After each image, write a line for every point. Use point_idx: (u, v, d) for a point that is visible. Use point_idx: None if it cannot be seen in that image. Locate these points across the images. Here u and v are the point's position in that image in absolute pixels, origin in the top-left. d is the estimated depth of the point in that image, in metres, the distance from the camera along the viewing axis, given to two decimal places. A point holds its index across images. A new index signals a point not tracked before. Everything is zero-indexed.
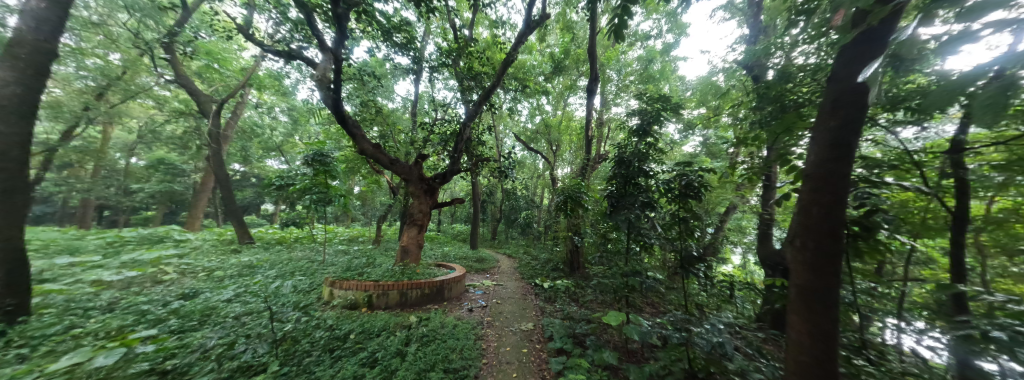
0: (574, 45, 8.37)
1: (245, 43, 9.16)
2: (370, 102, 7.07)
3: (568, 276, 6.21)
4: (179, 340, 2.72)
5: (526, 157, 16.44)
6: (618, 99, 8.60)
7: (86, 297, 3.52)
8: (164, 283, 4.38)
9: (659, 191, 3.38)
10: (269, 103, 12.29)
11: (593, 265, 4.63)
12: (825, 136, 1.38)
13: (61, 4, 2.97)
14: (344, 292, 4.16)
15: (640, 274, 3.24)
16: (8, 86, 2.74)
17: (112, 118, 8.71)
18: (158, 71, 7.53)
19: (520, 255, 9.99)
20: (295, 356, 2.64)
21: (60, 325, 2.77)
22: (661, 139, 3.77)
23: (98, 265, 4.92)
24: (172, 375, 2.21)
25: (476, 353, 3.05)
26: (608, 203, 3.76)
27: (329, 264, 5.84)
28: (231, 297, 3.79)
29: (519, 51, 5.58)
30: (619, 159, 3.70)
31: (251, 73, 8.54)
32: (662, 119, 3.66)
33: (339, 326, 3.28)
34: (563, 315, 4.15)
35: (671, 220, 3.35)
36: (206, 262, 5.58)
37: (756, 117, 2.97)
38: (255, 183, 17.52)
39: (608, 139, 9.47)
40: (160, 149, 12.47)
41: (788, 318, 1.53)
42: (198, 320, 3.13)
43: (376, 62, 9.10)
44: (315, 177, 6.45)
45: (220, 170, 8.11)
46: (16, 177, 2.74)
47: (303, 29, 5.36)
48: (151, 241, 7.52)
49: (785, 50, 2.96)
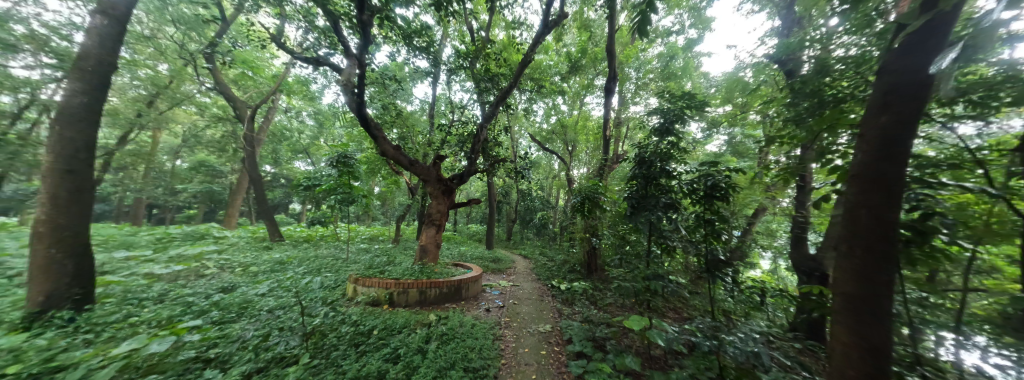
0: (590, 44, 8.28)
1: (276, 51, 9.71)
2: (391, 105, 7.31)
3: (585, 278, 6.13)
4: (221, 330, 2.91)
5: (541, 158, 16.37)
6: (636, 99, 8.39)
7: (140, 288, 3.85)
8: (206, 277, 4.71)
9: (682, 192, 3.25)
10: (297, 108, 12.97)
11: (612, 268, 4.54)
12: (875, 134, 1.29)
13: (120, 20, 3.28)
14: (366, 289, 4.30)
15: (663, 277, 3.14)
16: (77, 96, 3.04)
17: (161, 124, 9.50)
18: (201, 80, 8.11)
19: (536, 256, 9.95)
20: (324, 349, 2.76)
21: (120, 314, 3.04)
22: (684, 138, 3.62)
23: (149, 259, 5.36)
24: (215, 363, 2.38)
25: (495, 354, 3.07)
26: (628, 204, 3.69)
27: (352, 261, 6.07)
28: (265, 291, 4.02)
29: (537, 51, 5.55)
30: (640, 159, 3.62)
31: (282, 79, 9.03)
32: (684, 118, 3.52)
33: (363, 322, 3.39)
34: (581, 317, 4.10)
35: (695, 222, 3.20)
36: (241, 258, 5.96)
37: (786, 114, 2.82)
38: (284, 184, 18.54)
39: (626, 139, 9.24)
40: (201, 152, 13.45)
41: (831, 329, 1.43)
42: (236, 313, 3.35)
43: (395, 66, 9.39)
44: (340, 177, 6.72)
45: (253, 171, 8.63)
46: (83, 178, 3.04)
47: (330, 37, 5.64)
48: (195, 237, 8.16)
49: (823, 42, 2.74)
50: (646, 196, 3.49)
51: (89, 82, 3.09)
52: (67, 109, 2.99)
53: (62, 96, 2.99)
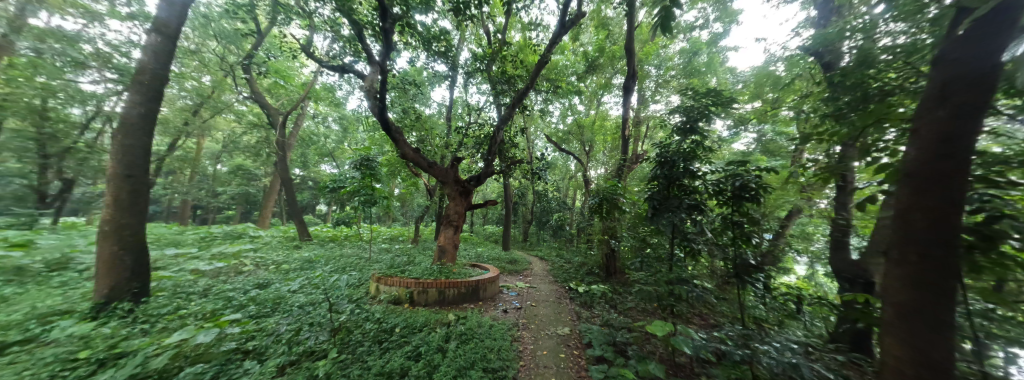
0: (608, 43, 8.13)
1: (304, 60, 10.27)
2: (411, 109, 7.53)
3: (604, 281, 6.01)
4: (258, 324, 3.10)
5: (558, 159, 16.26)
6: (657, 97, 8.15)
7: (188, 283, 4.19)
8: (243, 274, 5.04)
9: (707, 193, 3.11)
10: (324, 113, 13.63)
11: (632, 271, 4.42)
12: (931, 130, 1.19)
13: (171, 37, 3.58)
14: (388, 288, 4.44)
15: (688, 283, 3.01)
16: (137, 108, 3.36)
17: (204, 132, 10.31)
18: (238, 90, 8.67)
19: (553, 257, 9.87)
20: (350, 345, 2.87)
21: (171, 307, 3.30)
22: (709, 137, 3.47)
23: (194, 256, 5.82)
24: (253, 355, 2.55)
25: (513, 355, 3.08)
26: (648, 205, 3.58)
27: (374, 261, 6.29)
28: (297, 288, 4.25)
29: (554, 52, 5.53)
30: (661, 159, 3.50)
31: (310, 87, 9.54)
32: (710, 115, 3.36)
33: (386, 319, 3.50)
34: (601, 321, 4.02)
35: (722, 224, 3.05)
36: (275, 256, 6.34)
37: (822, 110, 2.64)
38: (312, 186, 19.54)
39: (646, 138, 8.99)
40: (238, 157, 14.43)
41: (884, 341, 1.31)
42: (271, 308, 3.56)
43: (415, 71, 9.67)
44: (362, 180, 6.99)
45: (284, 174, 9.14)
46: (141, 182, 3.36)
47: (354, 45, 5.91)
48: (233, 236, 8.77)
49: (865, 31, 2.52)
50: (669, 198, 3.38)
51: (146, 94, 3.41)
52: (128, 120, 3.31)
53: (124, 108, 3.32)
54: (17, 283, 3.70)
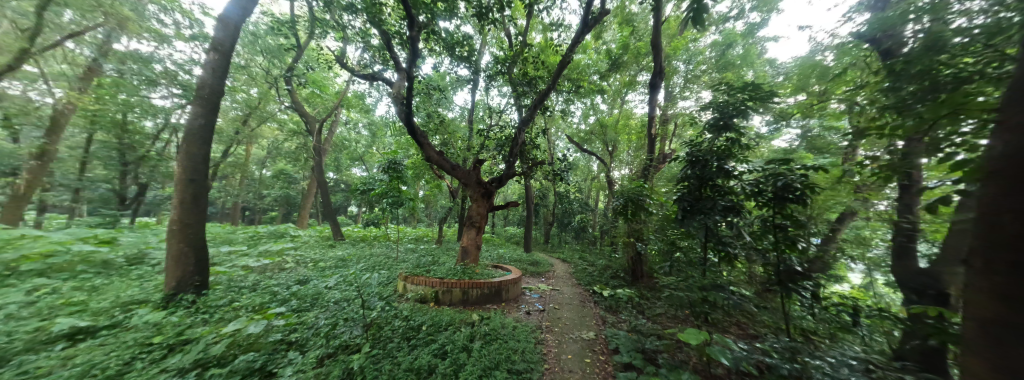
0: (633, 39, 7.89)
1: (338, 70, 10.94)
2: (435, 113, 7.76)
3: (630, 285, 5.83)
4: (300, 317, 3.33)
5: (580, 159, 16.01)
6: (685, 93, 7.76)
7: (239, 278, 4.59)
8: (286, 270, 5.45)
9: (744, 194, 2.91)
10: (355, 120, 14.41)
11: (660, 275, 4.25)
12: (1019, 121, 1.03)
13: (226, 54, 3.95)
14: (415, 286, 4.61)
15: (725, 289, 2.83)
16: (199, 119, 3.74)
17: (251, 140, 11.30)
18: (281, 100, 9.42)
19: (575, 260, 9.73)
20: (381, 340, 2.99)
21: (226, 299, 3.63)
22: (746, 134, 3.24)
23: (244, 253, 6.39)
24: (295, 346, 2.74)
25: (538, 358, 3.06)
26: (679, 207, 3.42)
27: (401, 260, 6.53)
28: (333, 284, 4.53)
29: (576, 52, 5.47)
30: (691, 158, 3.34)
31: (343, 96, 10.16)
32: (748, 110, 3.12)
33: (413, 317, 3.62)
34: (628, 327, 3.89)
35: (763, 227, 2.83)
36: (312, 254, 6.80)
37: (882, 101, 2.37)
38: (344, 189, 20.71)
39: (674, 137, 8.60)
40: (280, 162, 15.63)
41: (967, 365, 1.12)
42: (310, 302, 3.81)
43: (438, 76, 9.97)
44: (390, 182, 7.32)
45: (319, 177, 9.78)
46: (202, 186, 3.72)
47: (383, 54, 6.21)
48: (276, 235, 9.53)
49: (935, 12, 2.24)
50: (701, 199, 3.21)
51: (206, 107, 3.80)
52: (191, 130, 3.70)
53: (189, 120, 3.71)
54: (105, 275, 4.26)
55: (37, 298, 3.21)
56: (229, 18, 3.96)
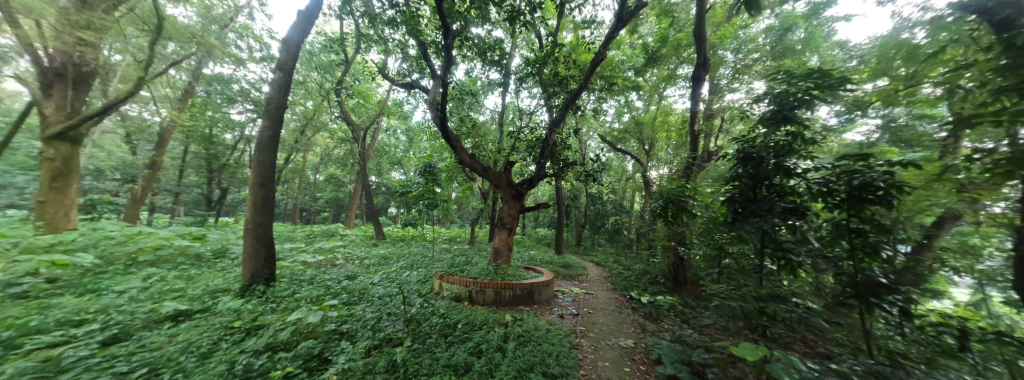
0: (672, 31, 7.40)
1: (379, 81, 11.75)
2: (467, 117, 8.00)
3: (672, 293, 5.48)
4: (350, 310, 3.62)
5: (614, 159, 15.44)
6: (734, 85, 7.09)
7: (299, 272, 5.12)
8: (336, 266, 5.97)
9: (810, 193, 2.57)
10: (394, 126, 15.34)
11: (706, 282, 3.93)
12: None
13: (288, 72, 4.43)
14: (450, 285, 4.76)
15: (788, 300, 2.52)
16: (268, 131, 4.24)
17: (307, 148, 12.57)
18: (331, 111, 10.36)
19: (609, 263, 9.39)
20: (421, 335, 3.13)
21: (289, 290, 4.06)
22: (812, 127, 2.87)
23: (302, 249, 7.11)
24: (347, 335, 2.97)
25: (573, 363, 2.98)
26: (729, 209, 3.14)
27: (437, 259, 6.82)
28: (377, 280, 4.86)
29: (610, 48, 5.29)
30: (742, 156, 3.05)
31: (384, 104, 10.90)
32: (813, 101, 2.74)
33: (449, 315, 3.74)
34: (672, 337, 3.63)
35: (835, 232, 2.47)
36: (358, 252, 7.37)
37: (998, 82, 1.94)
38: (385, 191, 22.18)
39: (720, 132, 7.93)
40: (331, 167, 17.19)
41: None
42: (358, 297, 4.11)
43: (470, 81, 10.26)
44: (426, 185, 7.69)
45: (363, 181, 10.58)
46: (269, 190, 4.19)
47: (419, 63, 6.54)
48: (329, 234, 10.51)
49: None
50: (756, 200, 2.93)
51: (273, 119, 4.29)
52: (262, 140, 4.20)
53: (260, 132, 4.23)
54: (197, 266, 5.02)
55: (150, 284, 3.88)
56: (290, 40, 4.45)
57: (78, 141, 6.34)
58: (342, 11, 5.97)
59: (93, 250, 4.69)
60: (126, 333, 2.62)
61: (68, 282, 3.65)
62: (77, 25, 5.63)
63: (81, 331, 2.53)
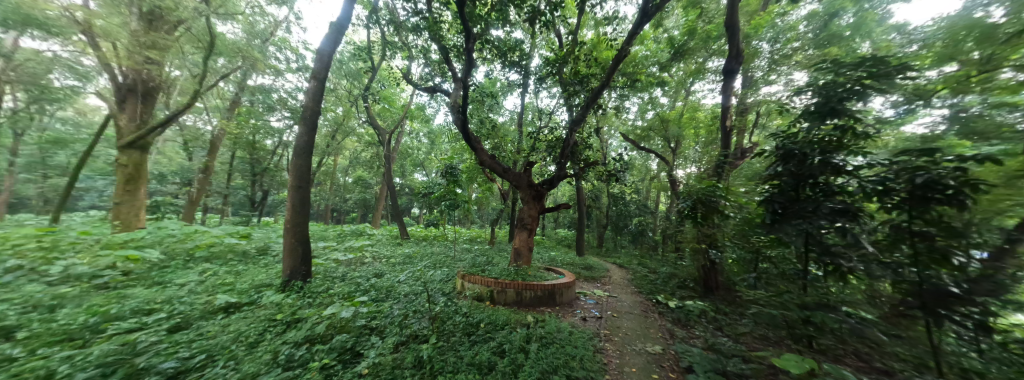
0: (700, 22, 7.06)
1: (403, 86, 12.17)
2: (486, 119, 8.09)
3: (703, 297, 5.21)
4: (378, 306, 3.76)
5: (637, 158, 14.97)
6: (770, 77, 6.61)
7: (332, 269, 5.42)
8: (365, 264, 6.25)
9: (863, 193, 2.33)
10: (417, 130, 15.84)
11: (742, 288, 3.69)
12: None
13: (321, 80, 4.69)
14: (471, 285, 4.82)
15: (837, 310, 2.31)
16: (304, 136, 4.51)
17: (337, 151, 13.28)
18: (359, 116, 10.86)
19: (634, 265, 9.11)
20: (445, 333, 3.18)
21: (324, 286, 4.31)
22: (865, 120, 2.60)
23: (334, 248, 7.53)
24: (376, 331, 3.09)
25: (598, 367, 2.92)
26: (767, 210, 2.92)
27: (459, 259, 6.95)
28: (403, 279, 5.03)
29: (633, 43, 5.13)
30: (782, 153, 2.85)
31: (407, 108, 11.28)
32: (867, 91, 2.48)
33: (472, 314, 3.78)
34: (704, 345, 3.44)
35: (894, 235, 2.22)
36: (385, 251, 7.67)
37: None
38: (409, 192, 22.97)
39: (755, 128, 7.43)
40: (359, 170, 18.05)
41: None
42: (385, 294, 4.27)
43: (490, 83, 10.38)
44: (448, 186, 7.87)
45: (388, 182, 11.01)
46: (304, 191, 4.44)
47: (441, 67, 6.71)
48: (357, 233, 11.05)
49: None
50: (799, 200, 2.71)
51: (308, 125, 4.56)
52: (299, 145, 4.48)
53: (297, 137, 4.52)
54: (244, 262, 5.47)
55: (205, 278, 4.28)
56: (323, 51, 4.72)
57: (146, 149, 7.07)
58: (370, 20, 6.26)
59: (158, 246, 5.26)
60: (187, 322, 2.90)
61: (139, 274, 4.11)
62: (146, 45, 6.31)
63: (151, 319, 2.84)
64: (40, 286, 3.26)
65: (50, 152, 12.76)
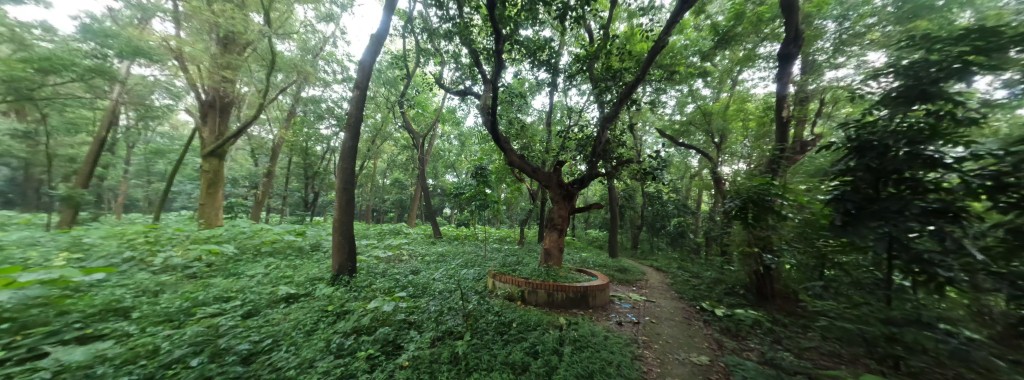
0: (749, 5, 6.39)
1: (435, 91, 12.64)
2: (515, 119, 8.14)
3: (755, 307, 4.73)
4: (416, 302, 3.94)
5: (675, 155, 14.06)
6: (836, 60, 5.84)
7: (374, 265, 5.78)
8: (403, 261, 6.60)
9: (969, 191, 1.95)
10: (448, 132, 16.35)
11: (806, 298, 3.28)
12: None
13: (363, 89, 5.03)
14: (502, 284, 4.85)
15: (935, 328, 1.96)
16: (348, 141, 4.86)
17: (376, 155, 14.17)
18: (396, 121, 11.49)
19: (673, 269, 8.57)
20: (479, 331, 3.24)
21: (367, 281, 4.61)
22: (968, 104, 2.17)
23: (374, 245, 8.06)
24: (415, 325, 3.24)
25: (636, 374, 2.79)
26: (839, 210, 2.56)
27: (490, 258, 7.05)
28: (438, 276, 5.22)
29: (672, 33, 4.81)
30: (856, 145, 2.48)
31: (439, 112, 11.71)
32: (969, 69, 2.07)
33: (503, 313, 3.81)
34: (760, 359, 3.12)
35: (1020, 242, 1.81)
36: (420, 249, 8.02)
37: None
38: (441, 193, 23.84)
39: (816, 117, 6.62)
40: (395, 172, 19.09)
41: None
42: (422, 290, 4.46)
43: (518, 83, 10.40)
44: (478, 187, 8.01)
45: (422, 184, 11.51)
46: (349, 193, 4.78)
47: (471, 70, 6.84)
48: (394, 232, 11.71)
49: None
50: (879, 200, 2.35)
51: (352, 131, 4.91)
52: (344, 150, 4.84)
53: (343, 142, 4.89)
54: (299, 257, 6.05)
55: (269, 271, 4.80)
56: (364, 62, 5.06)
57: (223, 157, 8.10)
58: (405, 30, 6.58)
59: (233, 242, 6.03)
60: (257, 309, 3.28)
61: (219, 266, 4.73)
62: (222, 66, 7.23)
63: (229, 305, 3.25)
64: (147, 274, 3.89)
65: (152, 162, 15.22)
